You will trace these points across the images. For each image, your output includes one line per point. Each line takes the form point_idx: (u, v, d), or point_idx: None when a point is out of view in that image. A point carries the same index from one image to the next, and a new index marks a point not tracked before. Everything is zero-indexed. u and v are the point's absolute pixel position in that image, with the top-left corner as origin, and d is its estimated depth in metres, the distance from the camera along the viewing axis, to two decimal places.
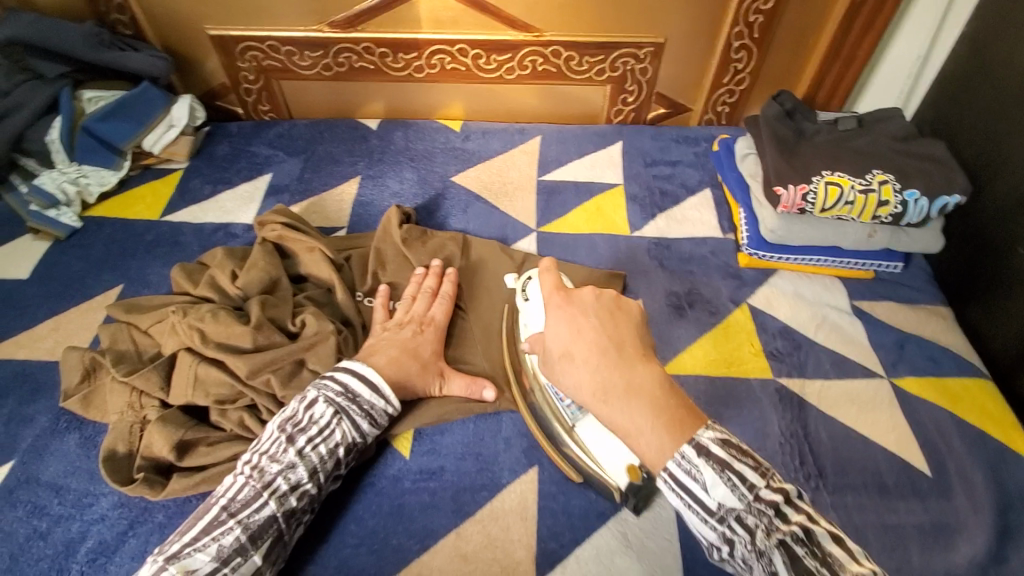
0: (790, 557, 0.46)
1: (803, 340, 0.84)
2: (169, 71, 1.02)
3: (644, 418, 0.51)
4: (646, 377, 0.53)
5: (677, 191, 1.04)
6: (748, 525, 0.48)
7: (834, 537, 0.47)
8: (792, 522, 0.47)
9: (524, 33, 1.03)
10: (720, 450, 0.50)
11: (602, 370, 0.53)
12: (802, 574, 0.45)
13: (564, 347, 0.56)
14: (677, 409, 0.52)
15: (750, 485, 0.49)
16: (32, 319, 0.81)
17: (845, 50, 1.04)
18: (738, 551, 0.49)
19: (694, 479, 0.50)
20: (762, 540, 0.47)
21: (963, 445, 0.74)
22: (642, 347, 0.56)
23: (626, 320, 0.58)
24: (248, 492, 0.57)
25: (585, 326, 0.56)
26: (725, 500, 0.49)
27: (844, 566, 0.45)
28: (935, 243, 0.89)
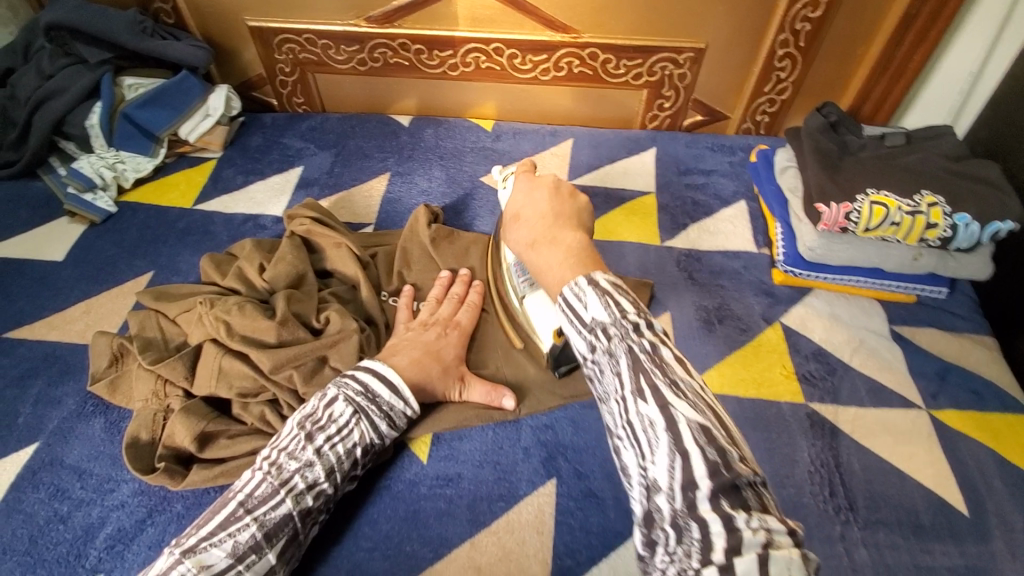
0: (635, 372, 0.45)
1: (837, 364, 0.81)
2: (208, 61, 1.02)
3: (556, 257, 0.55)
4: (569, 232, 0.58)
5: (711, 202, 1.01)
6: (610, 334, 0.47)
7: (679, 359, 0.46)
8: (644, 335, 0.46)
9: (562, 34, 1.02)
10: (609, 283, 0.50)
11: (538, 227, 0.60)
12: (641, 387, 0.44)
13: (518, 211, 0.64)
14: (588, 259, 0.55)
15: (626, 309, 0.47)
16: (65, 302, 0.82)
17: (895, 63, 1.00)
18: (600, 358, 0.49)
19: (579, 300, 0.50)
20: (616, 346, 0.47)
21: (1006, 487, 0.70)
22: (583, 224, 0.60)
23: (571, 200, 0.63)
24: (265, 488, 0.57)
25: (543, 197, 0.63)
26: (597, 316, 0.48)
27: (687, 389, 0.44)
28: (985, 269, 0.83)
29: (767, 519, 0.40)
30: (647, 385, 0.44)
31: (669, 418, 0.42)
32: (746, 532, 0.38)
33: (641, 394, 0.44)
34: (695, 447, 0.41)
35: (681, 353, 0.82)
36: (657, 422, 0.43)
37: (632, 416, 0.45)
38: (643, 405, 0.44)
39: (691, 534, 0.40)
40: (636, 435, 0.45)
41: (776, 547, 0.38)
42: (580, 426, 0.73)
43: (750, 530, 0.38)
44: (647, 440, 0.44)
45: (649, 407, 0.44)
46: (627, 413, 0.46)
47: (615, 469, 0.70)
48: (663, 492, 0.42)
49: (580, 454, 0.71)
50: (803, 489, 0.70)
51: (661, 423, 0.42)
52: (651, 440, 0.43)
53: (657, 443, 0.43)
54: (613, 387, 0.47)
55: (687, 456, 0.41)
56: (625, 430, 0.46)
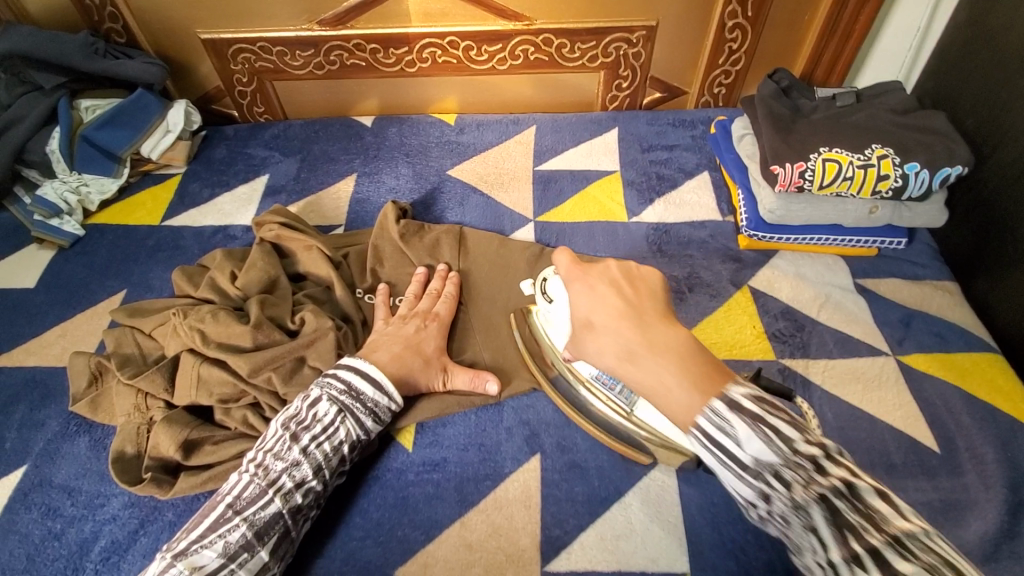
0: (835, 528, 0.42)
1: (806, 320, 0.83)
2: (163, 77, 1.03)
3: (668, 371, 0.52)
4: (663, 329, 0.56)
5: (675, 175, 1.03)
6: (786, 479, 0.45)
7: (883, 495, 0.43)
8: (830, 474, 0.44)
9: (514, 23, 1.03)
10: (756, 407, 0.48)
11: (628, 332, 0.56)
12: (854, 552, 0.41)
13: (586, 317, 0.59)
14: (712, 369, 0.52)
15: (791, 442, 0.46)
16: (40, 326, 0.82)
17: (841, 25, 1.02)
18: (777, 507, 0.46)
19: (725, 433, 0.48)
20: (799, 493, 0.44)
21: (972, 421, 0.72)
22: (661, 310, 0.58)
23: (648, 294, 0.59)
24: (253, 489, 0.58)
25: (609, 292, 0.59)
26: (760, 454, 0.46)
27: (909, 539, 0.40)
28: (940, 216, 0.87)
29: None
30: (861, 548, 0.41)
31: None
32: None
33: (856, 559, 0.41)
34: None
35: None
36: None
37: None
38: (866, 575, 0.40)
39: None
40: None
41: None
42: (561, 402, 0.75)
43: None
44: None
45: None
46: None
47: (597, 440, 0.71)
48: None
49: (563, 429, 0.72)
50: None
51: None
52: None
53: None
54: (811, 546, 0.44)
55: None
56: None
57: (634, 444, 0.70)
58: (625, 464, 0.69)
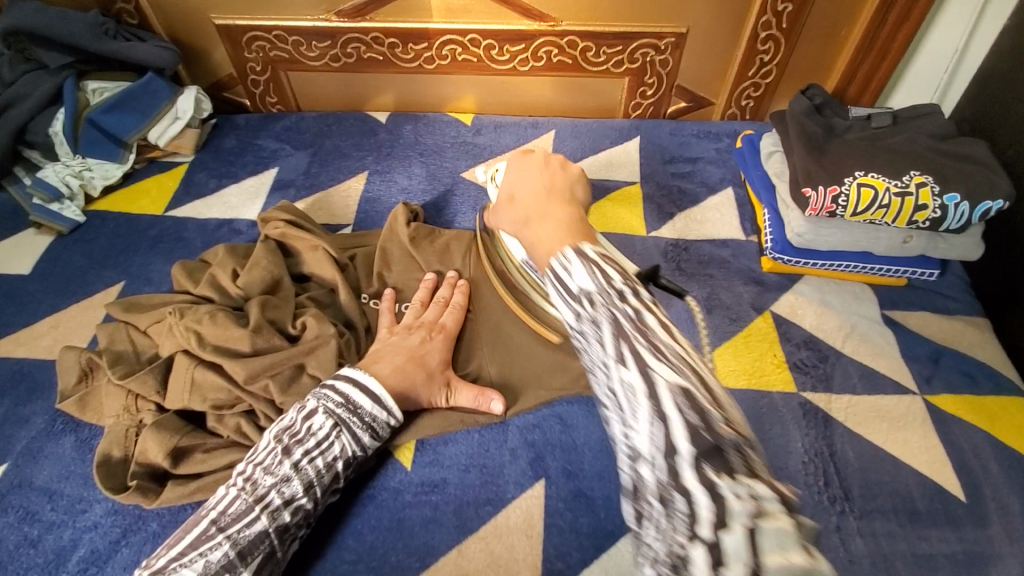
0: (619, 338, 0.41)
1: (829, 352, 0.79)
2: (174, 62, 0.99)
3: (549, 231, 0.51)
4: (561, 205, 0.55)
5: (698, 190, 0.99)
6: (596, 305, 0.43)
7: (666, 326, 0.41)
8: (629, 302, 0.42)
9: (538, 22, 0.99)
10: (598, 253, 0.46)
11: (536, 202, 0.56)
12: (623, 353, 0.40)
13: (511, 191, 0.60)
14: (580, 230, 0.51)
15: (612, 277, 0.44)
16: (33, 316, 0.79)
17: (879, 41, 0.98)
18: (585, 327, 0.44)
19: (565, 272, 0.46)
20: (600, 313, 0.43)
21: (1003, 470, 0.68)
22: (576, 198, 0.58)
23: (565, 177, 0.60)
24: (239, 505, 0.55)
25: (534, 172, 0.60)
26: (583, 284, 0.44)
27: (672, 354, 0.39)
28: (976, 249, 0.82)
29: (754, 486, 0.35)
30: (629, 351, 0.40)
31: (648, 381, 0.39)
32: (732, 500, 0.34)
33: (621, 360, 0.40)
34: (679, 417, 0.37)
35: None
36: (638, 387, 0.39)
37: (614, 384, 0.41)
38: (625, 372, 0.40)
39: (677, 507, 0.36)
40: (617, 402, 0.41)
41: (766, 518, 0.34)
42: (568, 424, 0.71)
43: (736, 498, 0.34)
44: (630, 408, 0.39)
45: (629, 373, 0.40)
46: (609, 383, 0.41)
47: (605, 468, 0.68)
48: (647, 462, 0.38)
49: (570, 454, 0.69)
50: (798, 481, 0.68)
51: (641, 387, 0.39)
52: (633, 408, 0.39)
53: (636, 410, 0.39)
54: (599, 356, 0.43)
55: (669, 424, 0.37)
56: (608, 397, 0.42)
57: None
58: None
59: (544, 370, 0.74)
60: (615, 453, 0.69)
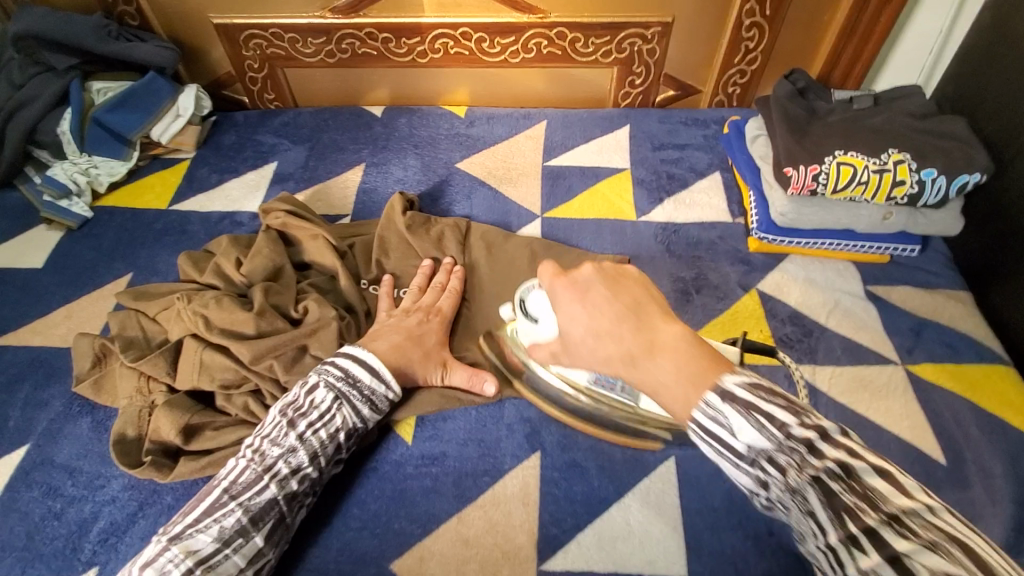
0: (834, 510, 0.38)
1: (814, 326, 0.82)
2: (175, 61, 1.02)
3: (668, 372, 0.45)
4: (664, 325, 0.47)
5: (686, 175, 1.02)
6: (780, 465, 0.41)
7: (882, 472, 0.38)
8: (825, 457, 0.39)
9: (528, 15, 1.02)
10: (747, 391, 0.43)
11: (617, 350, 0.47)
12: (851, 531, 0.37)
13: (579, 337, 0.50)
14: (705, 356, 0.46)
15: (778, 430, 0.41)
16: (46, 307, 0.83)
17: (861, 26, 1.00)
18: (778, 492, 0.42)
19: (718, 424, 0.43)
20: (795, 478, 0.40)
21: (981, 434, 0.71)
22: (664, 307, 0.49)
23: (635, 282, 0.51)
24: (249, 474, 0.58)
25: (601, 303, 0.49)
26: (753, 442, 0.42)
27: (913, 520, 0.36)
28: (955, 224, 0.85)
29: None
30: (858, 530, 0.37)
31: (903, 570, 0.34)
32: None
33: (854, 541, 0.37)
34: None
35: None
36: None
37: (853, 574, 0.36)
38: (868, 559, 0.36)
39: None
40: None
41: None
42: None
43: None
44: None
45: (874, 559, 0.35)
46: (843, 569, 0.37)
47: (597, 439, 0.71)
48: None
49: (563, 426, 0.72)
50: None
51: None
52: None
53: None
54: (811, 529, 0.40)
55: None
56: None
57: (635, 445, 0.70)
58: (626, 465, 0.68)
59: None
60: (607, 424, 0.72)
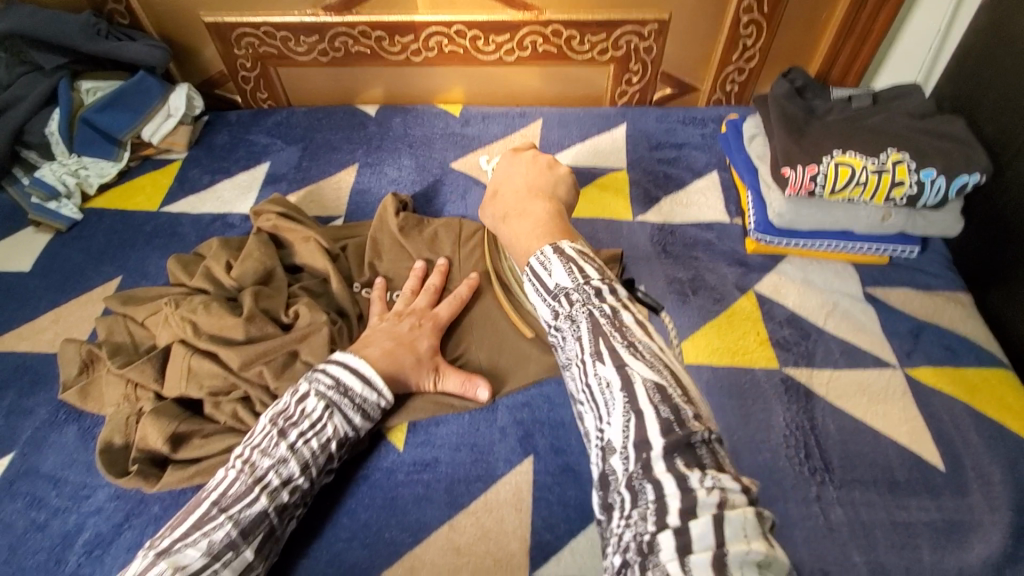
0: (597, 335, 0.54)
1: (812, 329, 0.81)
2: (165, 60, 1.01)
3: (525, 227, 0.69)
4: (537, 205, 0.71)
5: (683, 174, 1.00)
6: (572, 299, 0.57)
7: (639, 322, 0.55)
8: (605, 301, 0.56)
9: (523, 12, 1.00)
10: (573, 252, 0.61)
11: (513, 201, 0.73)
12: (600, 351, 0.53)
13: (498, 187, 0.77)
14: (555, 228, 0.68)
15: (588, 276, 0.59)
16: (34, 311, 0.82)
17: (860, 23, 0.99)
18: (563, 324, 0.57)
19: (544, 270, 0.60)
20: (576, 310, 0.56)
21: (980, 439, 0.70)
22: (556, 197, 0.74)
23: (549, 177, 0.76)
24: (239, 486, 0.57)
25: (521, 176, 0.76)
26: (560, 282, 0.59)
27: (645, 348, 0.52)
28: (955, 225, 0.84)
29: (721, 480, 0.45)
30: (605, 348, 0.53)
31: (622, 374, 0.51)
32: (699, 492, 0.44)
33: (600, 356, 0.53)
34: (649, 406, 0.48)
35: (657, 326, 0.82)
36: (613, 382, 0.51)
37: (591, 378, 0.53)
38: (602, 367, 0.52)
39: (645, 496, 0.45)
40: (594, 397, 0.52)
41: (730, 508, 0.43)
42: (555, 403, 0.73)
43: (703, 490, 0.44)
44: (605, 401, 0.51)
45: (606, 369, 0.52)
46: (586, 376, 0.53)
47: (591, 444, 0.70)
48: (617, 454, 0.49)
49: (557, 432, 0.71)
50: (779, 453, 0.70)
51: (616, 379, 0.51)
52: (608, 401, 0.51)
53: (613, 405, 0.50)
54: (575, 350, 0.55)
55: (642, 415, 0.48)
56: (585, 394, 0.54)
57: None
58: None
59: (532, 353, 0.76)
60: None
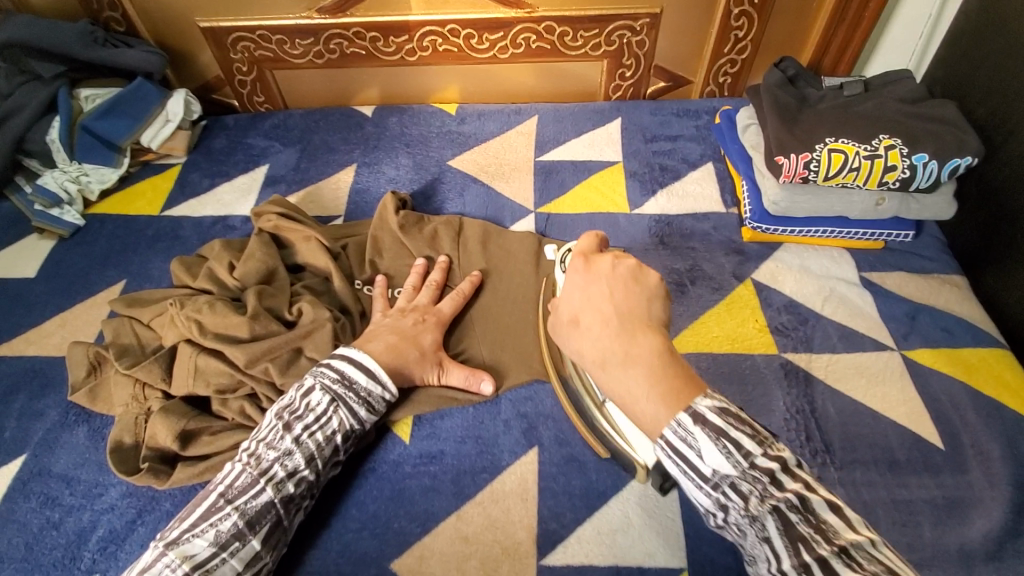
0: (791, 540, 0.44)
1: (809, 314, 0.82)
2: (162, 65, 1.02)
3: (638, 383, 0.51)
4: (640, 341, 0.53)
5: (678, 166, 1.01)
6: (743, 491, 0.47)
7: (832, 508, 0.45)
8: (786, 489, 0.46)
9: (515, 10, 1.01)
10: (717, 418, 0.48)
11: (604, 336, 0.54)
12: (805, 561, 0.43)
13: (575, 312, 0.57)
14: (673, 374, 0.51)
15: (747, 453, 0.47)
16: (40, 316, 0.82)
17: (851, 11, 1.00)
18: (735, 519, 0.49)
19: (688, 445, 0.49)
20: (754, 506, 0.47)
21: (977, 417, 0.71)
22: (649, 318, 0.55)
23: (636, 289, 0.57)
24: (245, 478, 0.58)
25: (601, 293, 0.57)
26: (718, 466, 0.48)
27: (858, 553, 0.43)
28: (948, 208, 0.85)
29: None
30: (811, 558, 0.43)
31: None
32: None
33: (806, 568, 0.43)
34: None
35: None
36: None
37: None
38: None
39: None
40: None
41: None
42: (559, 394, 0.74)
43: None
44: None
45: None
46: None
47: (595, 433, 0.71)
48: None
49: (560, 421, 0.72)
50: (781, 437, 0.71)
51: None
52: None
53: None
54: (765, 556, 0.46)
55: None
56: None
57: None
58: (624, 458, 0.68)
59: (533, 348, 0.77)
60: None
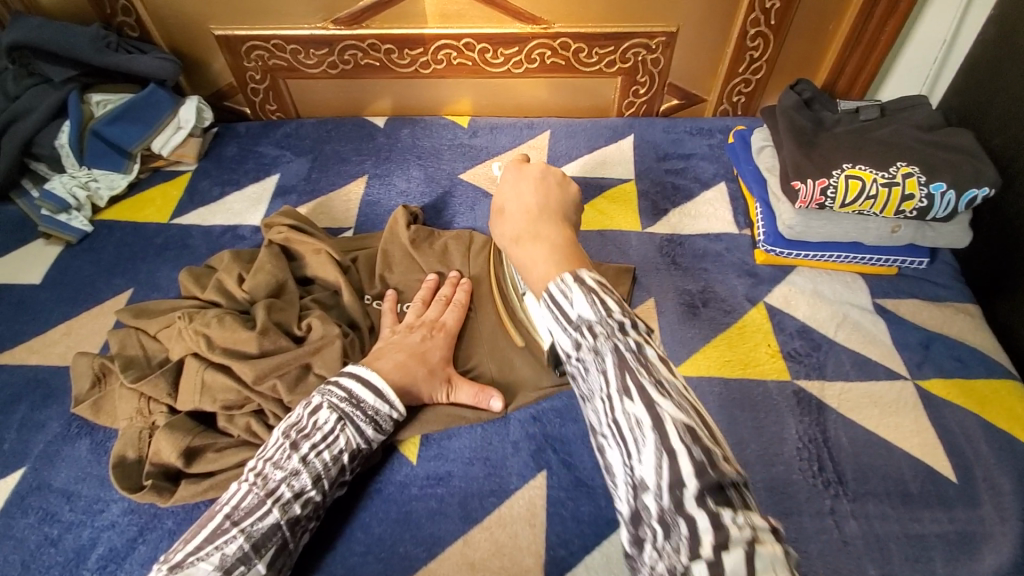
0: (619, 369, 0.42)
1: (822, 340, 0.81)
2: (176, 73, 1.01)
3: (540, 254, 0.52)
4: (553, 227, 0.55)
5: (691, 186, 1.01)
6: (596, 332, 0.44)
7: (663, 359, 0.44)
8: (631, 335, 0.44)
9: (531, 26, 1.01)
10: (595, 282, 0.47)
11: (523, 222, 0.57)
12: (627, 386, 0.42)
13: (502, 204, 0.61)
14: (575, 255, 0.52)
15: (612, 308, 0.45)
16: (45, 324, 0.82)
17: (868, 35, 0.99)
18: (584, 355, 0.46)
19: (564, 298, 0.46)
20: (600, 343, 0.44)
21: (992, 451, 0.70)
22: (569, 219, 0.59)
23: (559, 192, 0.61)
24: (251, 499, 0.57)
25: (528, 188, 0.60)
26: (583, 312, 0.45)
27: (672, 388, 0.42)
28: (963, 236, 0.84)
29: (751, 517, 0.38)
30: (634, 384, 0.42)
31: (654, 416, 0.40)
32: (732, 529, 0.37)
33: (627, 393, 0.42)
34: (682, 449, 0.38)
35: (669, 339, 0.82)
36: (644, 422, 0.40)
37: (619, 416, 0.42)
38: (630, 405, 0.42)
39: (678, 530, 0.39)
40: (622, 435, 0.42)
41: (760, 543, 0.36)
42: (568, 417, 0.73)
43: (736, 527, 0.37)
44: (633, 439, 0.41)
45: (636, 407, 0.41)
46: (613, 413, 0.43)
47: None
48: (650, 492, 0.40)
49: (570, 446, 0.71)
50: (792, 467, 0.70)
51: (647, 420, 0.40)
52: (637, 439, 0.41)
53: (642, 442, 0.41)
54: (599, 386, 0.45)
55: (675, 455, 0.39)
56: (609, 429, 0.44)
57: None
58: None
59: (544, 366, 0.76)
60: None
